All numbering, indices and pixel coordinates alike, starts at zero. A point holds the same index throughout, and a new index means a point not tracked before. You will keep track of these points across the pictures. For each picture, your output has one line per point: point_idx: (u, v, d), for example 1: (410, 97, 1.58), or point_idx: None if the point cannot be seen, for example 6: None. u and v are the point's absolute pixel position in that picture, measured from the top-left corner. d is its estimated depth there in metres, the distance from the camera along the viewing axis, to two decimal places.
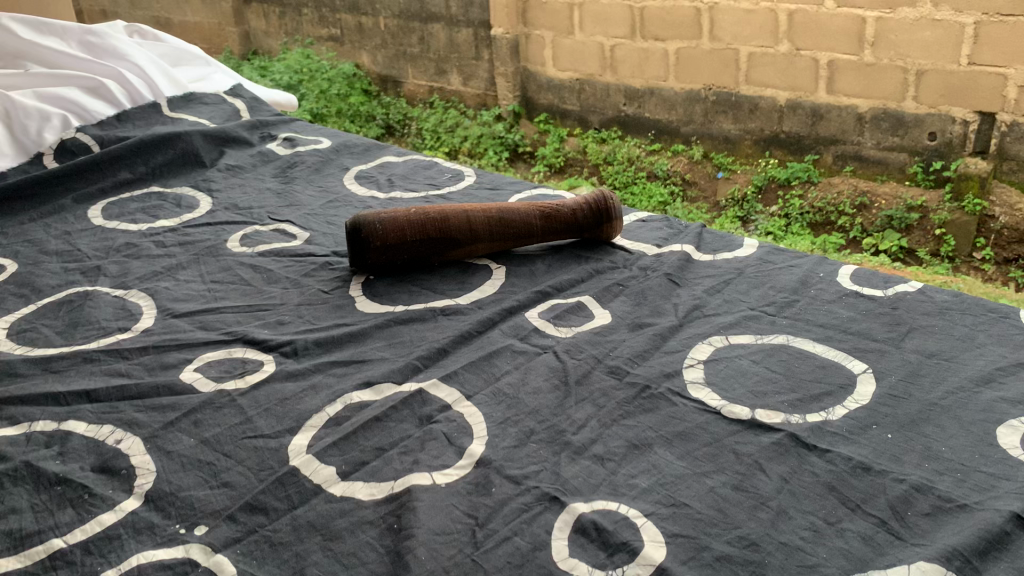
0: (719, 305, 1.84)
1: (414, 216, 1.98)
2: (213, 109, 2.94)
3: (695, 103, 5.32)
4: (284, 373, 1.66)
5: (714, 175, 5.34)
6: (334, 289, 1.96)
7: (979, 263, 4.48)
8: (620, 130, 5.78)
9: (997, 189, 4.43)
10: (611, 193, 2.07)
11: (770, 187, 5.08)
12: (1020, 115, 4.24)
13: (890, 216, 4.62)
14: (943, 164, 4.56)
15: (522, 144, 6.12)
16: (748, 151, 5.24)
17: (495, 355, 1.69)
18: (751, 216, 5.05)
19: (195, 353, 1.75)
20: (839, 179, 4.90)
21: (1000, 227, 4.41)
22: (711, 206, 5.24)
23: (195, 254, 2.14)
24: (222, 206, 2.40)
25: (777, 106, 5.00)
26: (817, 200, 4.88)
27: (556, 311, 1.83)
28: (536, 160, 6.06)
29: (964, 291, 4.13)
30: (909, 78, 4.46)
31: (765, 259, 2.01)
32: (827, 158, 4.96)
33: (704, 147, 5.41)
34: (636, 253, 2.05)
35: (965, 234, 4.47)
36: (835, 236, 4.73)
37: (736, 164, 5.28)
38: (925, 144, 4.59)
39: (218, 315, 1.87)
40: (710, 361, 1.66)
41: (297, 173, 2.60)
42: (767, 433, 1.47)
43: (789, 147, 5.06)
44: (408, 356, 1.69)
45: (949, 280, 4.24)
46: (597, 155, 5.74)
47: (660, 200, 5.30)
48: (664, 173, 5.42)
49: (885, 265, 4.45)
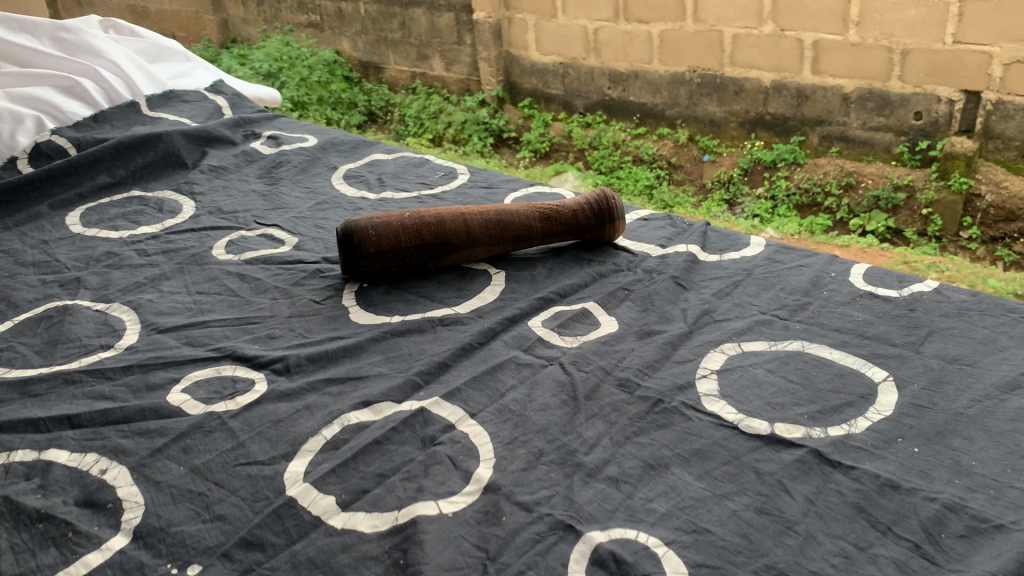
0: (730, 309, 1.77)
1: (409, 221, 1.89)
2: (194, 107, 2.84)
3: (680, 86, 5.24)
4: (276, 392, 1.58)
5: (699, 158, 5.27)
6: (326, 299, 1.87)
7: (966, 242, 4.44)
8: (605, 114, 5.70)
9: (982, 167, 4.36)
10: (613, 192, 2.00)
11: (756, 169, 5.02)
12: (1006, 93, 4.15)
13: (878, 196, 4.55)
14: (929, 144, 4.47)
15: (507, 130, 6.04)
16: (734, 133, 5.17)
17: (498, 369, 1.61)
18: (738, 199, 5.03)
19: (182, 372, 1.66)
20: (825, 160, 4.81)
21: (987, 206, 4.34)
22: (698, 189, 5.24)
23: (179, 263, 2.05)
24: (206, 210, 2.31)
25: (762, 87, 4.92)
26: (804, 181, 4.81)
27: (559, 319, 1.76)
28: (521, 146, 5.99)
29: (951, 272, 4.09)
30: (894, 58, 4.37)
31: (773, 258, 1.94)
32: (813, 139, 4.89)
33: (688, 130, 5.33)
34: (640, 254, 1.98)
35: (953, 214, 4.42)
36: (823, 218, 4.71)
37: (722, 147, 5.21)
38: (911, 123, 4.51)
39: (205, 330, 1.79)
40: (724, 371, 1.58)
41: (283, 173, 2.50)
42: (789, 449, 1.40)
43: (774, 129, 5.00)
44: (407, 371, 1.61)
45: (936, 262, 4.20)
46: (581, 141, 5.70)
47: (646, 183, 5.29)
48: (649, 157, 5.38)
49: (873, 246, 4.45)
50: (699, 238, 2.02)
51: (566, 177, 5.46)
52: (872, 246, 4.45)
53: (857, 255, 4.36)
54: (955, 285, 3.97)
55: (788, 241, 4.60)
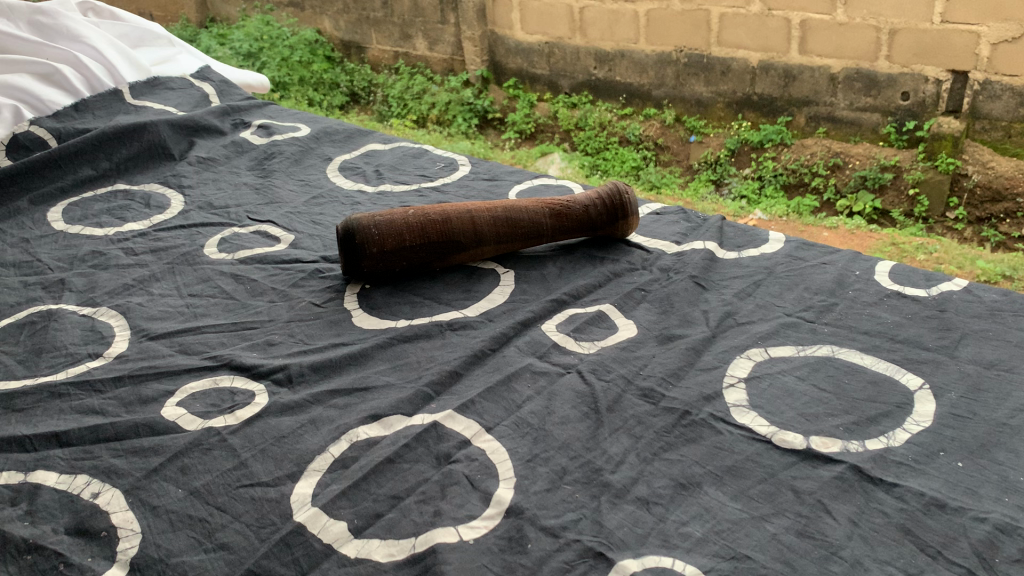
0: (753, 311, 1.69)
1: (413, 219, 1.79)
2: (180, 94, 2.72)
3: (666, 66, 5.12)
4: (278, 405, 1.48)
5: (686, 139, 5.18)
6: (327, 302, 1.78)
7: (953, 223, 4.38)
8: (591, 94, 5.55)
9: (970, 147, 4.30)
10: (626, 186, 1.91)
11: (743, 150, 4.94)
12: (993, 73, 4.06)
13: (865, 176, 4.50)
14: (916, 124, 4.38)
15: (491, 110, 5.88)
16: (720, 114, 5.06)
17: (513, 378, 1.52)
18: (725, 179, 4.96)
19: (177, 384, 1.56)
20: (812, 141, 4.74)
21: (973, 185, 4.29)
22: (684, 171, 5.15)
23: (169, 263, 1.94)
24: (196, 204, 2.20)
25: (749, 67, 4.81)
26: (791, 162, 4.75)
27: (575, 323, 1.67)
28: (506, 127, 5.87)
29: (940, 254, 4.02)
30: (882, 37, 4.27)
31: (794, 255, 1.86)
32: (800, 120, 4.79)
33: (676, 110, 5.21)
34: (654, 252, 1.89)
35: (939, 193, 4.37)
36: (810, 200, 4.65)
37: (708, 128, 5.10)
38: (898, 104, 4.41)
39: (200, 337, 1.69)
40: (752, 379, 1.50)
41: (275, 164, 2.39)
42: (827, 466, 1.32)
43: (762, 109, 4.88)
44: (417, 381, 1.52)
45: (925, 243, 4.12)
46: (567, 121, 5.57)
47: (632, 164, 5.20)
48: (635, 138, 5.27)
49: (861, 228, 4.37)
50: (716, 233, 1.94)
51: (552, 158, 5.35)
52: (860, 227, 4.37)
53: (843, 239, 4.27)
54: (943, 267, 3.90)
55: (775, 223, 4.52)
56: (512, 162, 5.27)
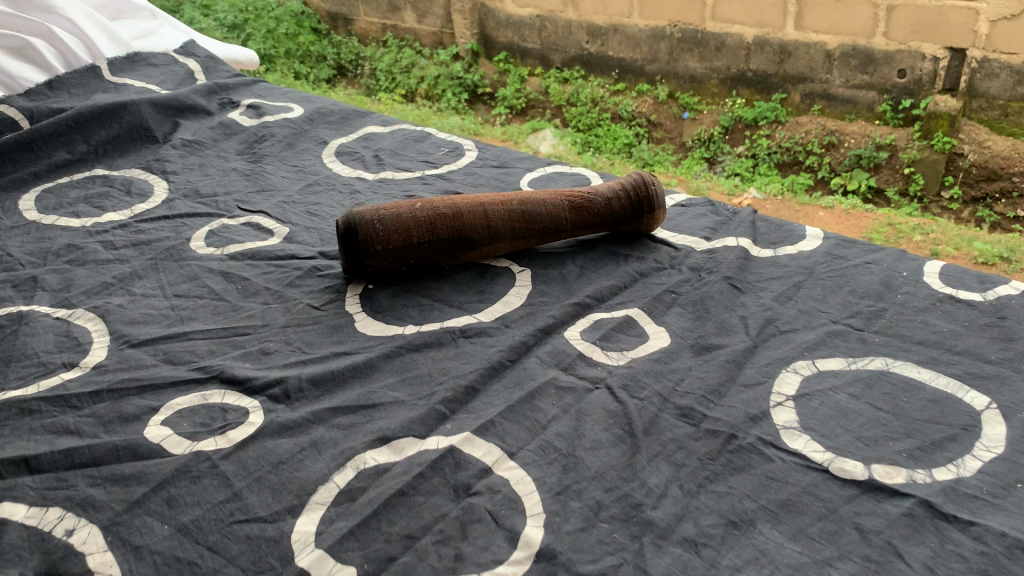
0: (795, 317, 1.54)
1: (420, 214, 1.63)
2: (163, 71, 2.54)
3: (661, 40, 4.87)
4: (275, 426, 1.33)
5: (679, 115, 4.94)
6: (326, 304, 1.62)
7: (948, 203, 4.16)
8: (583, 68, 5.29)
9: (966, 126, 4.05)
10: (652, 176, 1.75)
11: (736, 127, 4.71)
12: (990, 51, 3.85)
13: (859, 155, 4.28)
14: (912, 102, 4.16)
15: (482, 85, 5.63)
16: (715, 90, 4.82)
17: (537, 394, 1.37)
18: (718, 157, 4.75)
19: (162, 400, 1.41)
20: (807, 118, 4.51)
21: (969, 165, 4.05)
22: (677, 149, 4.94)
23: (153, 259, 1.78)
24: (181, 192, 2.03)
25: (744, 43, 4.57)
26: (786, 139, 4.51)
27: (601, 330, 1.52)
28: (496, 102, 5.62)
29: (936, 235, 3.81)
30: (879, 13, 4.05)
31: (834, 254, 1.71)
32: (795, 97, 4.55)
33: (669, 87, 4.97)
34: (683, 249, 1.74)
35: (934, 172, 4.13)
36: (804, 178, 4.43)
37: (702, 104, 4.86)
38: (894, 81, 4.19)
39: (186, 344, 1.53)
40: (801, 398, 1.37)
41: (267, 148, 2.22)
42: (893, 500, 1.18)
43: (756, 86, 4.64)
44: (429, 398, 1.37)
45: (922, 224, 3.92)
46: (558, 97, 5.30)
47: (625, 142, 5.00)
48: (629, 114, 5.01)
49: (858, 208, 4.15)
50: (748, 228, 1.79)
51: (543, 136, 5.06)
52: (857, 207, 4.16)
53: (839, 220, 4.06)
54: (938, 248, 3.71)
55: (771, 203, 4.32)
56: (503, 140, 5.02)
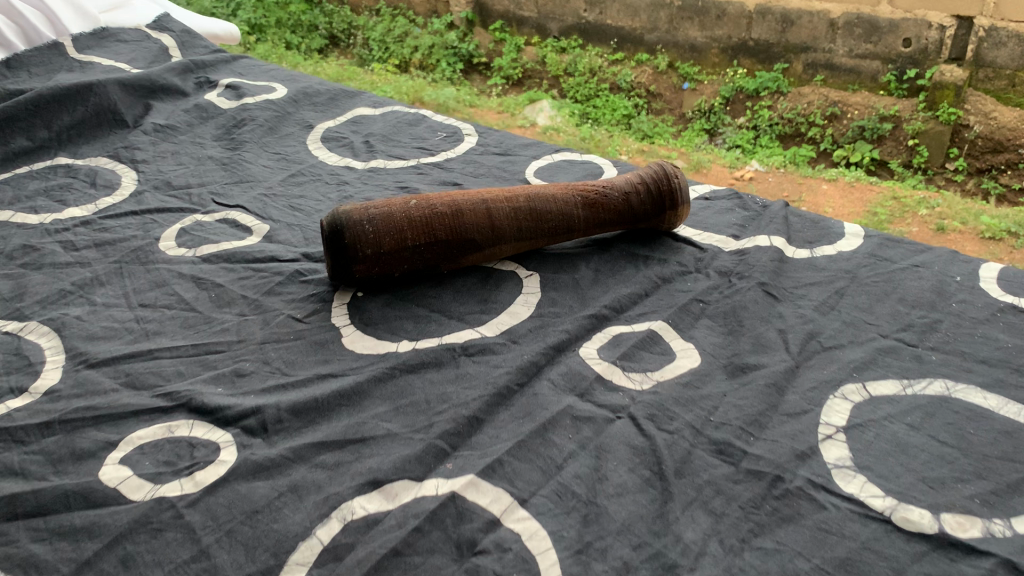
0: (840, 331, 1.37)
1: (415, 212, 1.45)
2: (134, 47, 2.33)
3: (659, 8, 4.30)
4: (249, 465, 1.16)
5: (679, 86, 4.36)
6: (310, 316, 1.43)
7: (952, 175, 3.72)
8: (580, 38, 4.65)
9: (972, 97, 3.63)
10: (674, 168, 1.58)
11: (738, 98, 4.17)
12: (998, 19, 3.46)
13: (863, 126, 3.81)
14: (917, 72, 3.71)
15: (477, 55, 4.95)
16: (716, 60, 4.25)
17: (550, 425, 1.19)
18: (718, 129, 4.19)
19: (120, 433, 1.23)
20: (810, 89, 4.00)
21: (975, 137, 3.64)
22: (677, 120, 4.37)
23: (117, 262, 1.59)
24: (151, 183, 1.84)
25: (745, 11, 4.04)
26: (787, 111, 4.02)
27: (621, 347, 1.34)
28: (493, 72, 4.92)
29: (939, 212, 3.26)
30: None
31: (877, 255, 1.54)
32: (797, 67, 4.04)
33: (669, 56, 4.37)
34: (709, 250, 1.56)
35: (939, 144, 3.72)
36: (805, 150, 3.93)
37: (702, 74, 4.30)
38: (899, 51, 3.74)
39: (151, 364, 1.35)
40: (854, 430, 1.19)
41: (246, 133, 2.03)
42: (970, 559, 1.01)
43: (756, 56, 4.11)
44: (427, 431, 1.19)
45: (924, 199, 3.37)
46: (557, 66, 4.63)
47: (625, 113, 4.39)
48: (626, 84, 4.43)
49: (861, 180, 3.63)
50: (781, 225, 1.61)
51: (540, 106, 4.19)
52: (860, 180, 3.64)
53: (841, 195, 3.55)
54: (941, 225, 3.18)
55: (773, 177, 3.79)
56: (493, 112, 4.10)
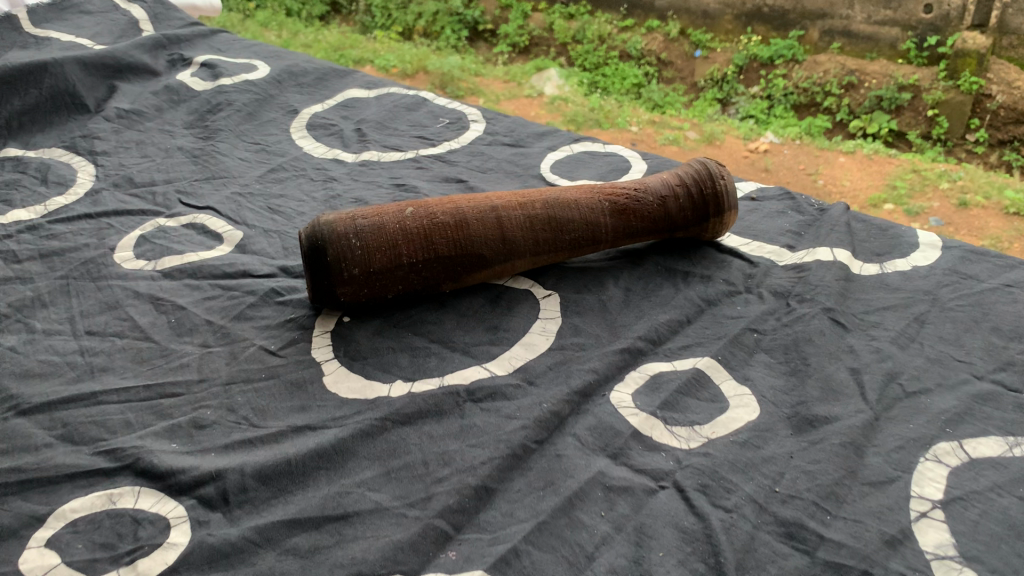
0: (925, 370, 1.13)
1: (411, 223, 1.21)
2: (99, 20, 2.09)
3: None
4: (204, 551, 0.93)
5: (690, 54, 3.58)
6: (285, 349, 1.20)
7: (973, 147, 2.97)
8: (590, 5, 3.89)
9: (995, 65, 2.96)
10: (719, 167, 1.34)
11: (751, 67, 3.39)
12: None
13: (880, 95, 3.03)
14: (937, 40, 3.03)
15: (483, 21, 4.04)
16: (728, 26, 3.54)
17: (578, 499, 0.97)
18: (731, 99, 3.38)
19: (50, 504, 1.00)
20: (825, 57, 3.25)
21: (998, 107, 2.92)
22: (688, 89, 3.54)
23: (63, 279, 1.36)
24: (110, 180, 1.60)
25: None
26: (803, 80, 3.21)
27: (661, 393, 1.10)
28: (499, 40, 4.01)
29: (965, 183, 2.58)
30: None
31: (959, 271, 1.30)
32: (814, 33, 3.33)
33: (681, 22, 3.65)
34: (761, 264, 1.33)
35: (960, 116, 2.96)
36: (820, 120, 3.13)
37: (715, 42, 3.55)
38: (920, 16, 3.06)
39: (94, 412, 1.12)
40: (954, 507, 0.95)
41: (222, 120, 1.78)
42: None
43: (771, 22, 3.42)
44: (426, 507, 0.96)
45: (946, 170, 2.68)
46: (563, 33, 3.79)
47: (634, 81, 3.54)
48: (636, 52, 3.60)
49: (882, 152, 2.87)
50: (844, 233, 1.37)
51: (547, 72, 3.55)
52: (880, 151, 2.88)
53: (860, 168, 2.78)
54: (965, 199, 2.50)
55: (788, 149, 2.98)
56: (499, 80, 3.46)
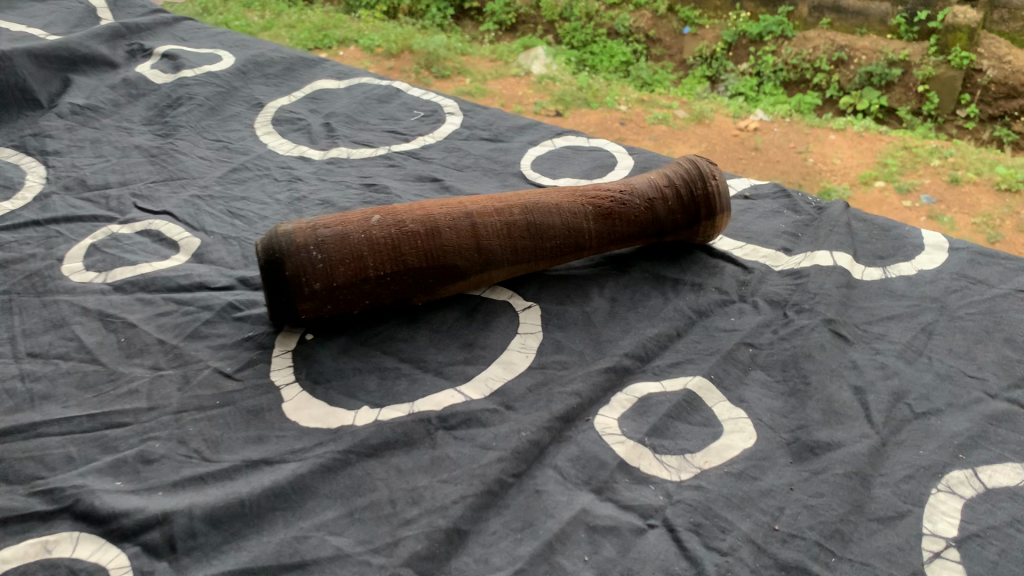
0: (934, 388, 1.05)
1: (378, 233, 1.11)
2: (54, 9, 1.99)
3: None
4: None
5: (679, 31, 3.45)
6: (243, 371, 1.11)
7: (964, 123, 2.86)
8: None
9: (986, 39, 2.86)
10: (710, 165, 1.24)
11: (741, 44, 3.27)
12: None
13: (869, 71, 2.93)
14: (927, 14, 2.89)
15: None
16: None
17: (559, 542, 0.88)
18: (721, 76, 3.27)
19: None
20: (814, 33, 3.11)
21: (987, 82, 2.81)
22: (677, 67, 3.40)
23: (6, 293, 1.26)
24: (61, 183, 1.50)
25: None
26: (791, 56, 3.09)
27: (649, 418, 1.02)
28: (485, 17, 3.83)
29: (958, 162, 2.48)
30: None
31: (967, 276, 1.21)
32: (803, 8, 3.18)
33: None
34: (755, 269, 1.24)
35: (949, 91, 2.85)
36: (809, 97, 3.03)
37: (703, 18, 3.42)
38: None
39: (32, 445, 1.02)
40: (972, 545, 0.87)
41: (182, 115, 1.67)
42: None
43: None
44: (392, 554, 0.87)
45: (937, 147, 2.59)
46: (550, 11, 3.58)
47: (621, 59, 3.38)
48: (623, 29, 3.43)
49: (873, 130, 2.78)
50: (844, 235, 1.28)
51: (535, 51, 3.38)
52: (871, 129, 2.78)
53: (851, 145, 2.69)
54: (956, 176, 2.42)
55: (777, 128, 2.87)
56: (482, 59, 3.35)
